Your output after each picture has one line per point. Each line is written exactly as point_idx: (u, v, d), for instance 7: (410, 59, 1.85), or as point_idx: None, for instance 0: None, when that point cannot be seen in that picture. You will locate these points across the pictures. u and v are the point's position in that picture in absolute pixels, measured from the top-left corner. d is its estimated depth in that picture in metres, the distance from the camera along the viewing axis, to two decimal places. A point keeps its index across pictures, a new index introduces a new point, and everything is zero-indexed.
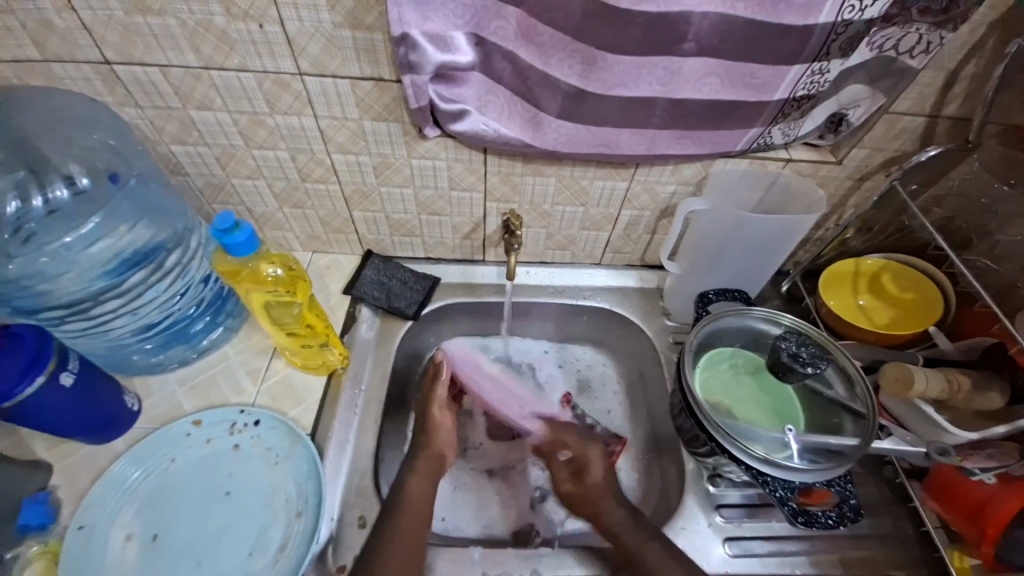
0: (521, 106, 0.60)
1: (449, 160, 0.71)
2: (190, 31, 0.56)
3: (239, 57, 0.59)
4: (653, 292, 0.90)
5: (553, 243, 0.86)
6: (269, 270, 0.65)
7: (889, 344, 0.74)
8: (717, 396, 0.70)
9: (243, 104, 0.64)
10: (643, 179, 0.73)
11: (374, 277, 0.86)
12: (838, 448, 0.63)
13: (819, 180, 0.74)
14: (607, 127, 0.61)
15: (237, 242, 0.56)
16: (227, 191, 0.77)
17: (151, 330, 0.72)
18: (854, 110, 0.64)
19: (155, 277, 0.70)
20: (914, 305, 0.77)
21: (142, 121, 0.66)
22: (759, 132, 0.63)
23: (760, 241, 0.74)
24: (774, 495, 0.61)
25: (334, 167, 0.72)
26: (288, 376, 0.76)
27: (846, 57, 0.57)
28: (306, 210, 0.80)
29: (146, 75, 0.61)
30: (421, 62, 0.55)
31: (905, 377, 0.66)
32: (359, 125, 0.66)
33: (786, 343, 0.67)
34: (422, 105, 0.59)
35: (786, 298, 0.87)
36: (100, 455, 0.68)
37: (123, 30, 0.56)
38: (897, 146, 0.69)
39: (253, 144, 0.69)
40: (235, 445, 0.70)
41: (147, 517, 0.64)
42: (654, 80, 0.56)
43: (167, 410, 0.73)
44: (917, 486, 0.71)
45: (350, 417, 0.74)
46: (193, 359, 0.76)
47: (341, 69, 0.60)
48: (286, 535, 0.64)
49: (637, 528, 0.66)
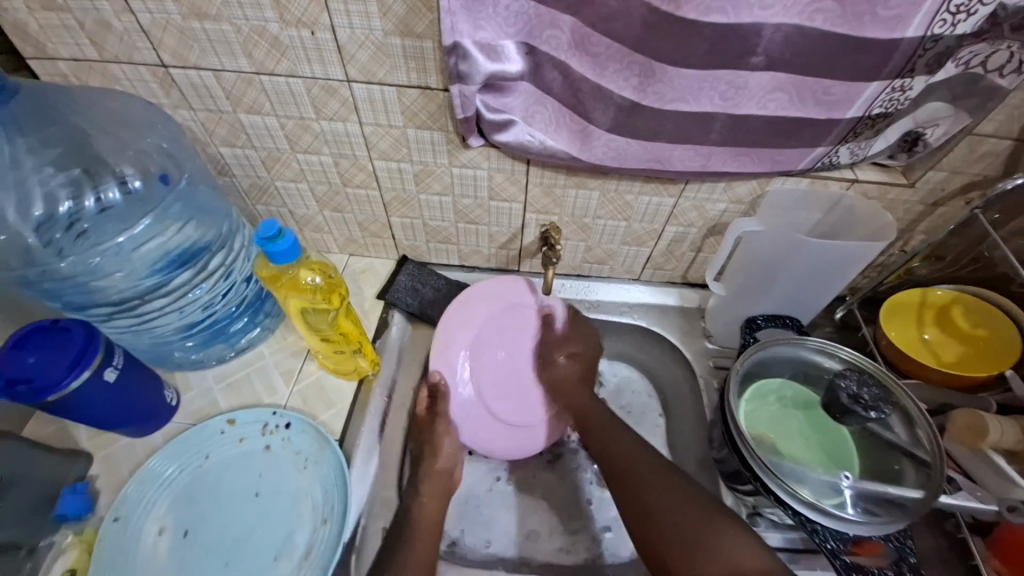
0: (570, 118, 0.58)
1: (491, 170, 0.69)
2: (245, 37, 0.57)
3: (289, 62, 0.59)
4: (694, 312, 0.86)
5: (592, 256, 0.83)
6: (309, 278, 0.65)
7: (956, 385, 0.67)
8: (762, 429, 0.66)
9: (290, 109, 0.64)
10: (692, 196, 0.70)
11: (408, 283, 0.85)
12: (898, 500, 0.58)
13: (886, 204, 0.68)
14: (660, 142, 0.58)
15: (280, 249, 0.56)
16: (271, 193, 0.77)
17: (193, 329, 0.73)
18: (932, 129, 0.59)
19: (199, 277, 0.71)
20: (986, 343, 0.70)
21: (193, 123, 0.67)
22: (825, 151, 0.59)
23: (817, 267, 0.69)
24: (824, 546, 0.56)
25: (375, 173, 0.72)
26: (320, 379, 0.76)
27: (931, 74, 0.52)
28: (345, 214, 0.80)
29: (200, 79, 0.62)
30: (470, 72, 0.53)
31: (977, 425, 0.62)
32: (403, 133, 0.65)
33: (845, 382, 0.61)
34: (469, 115, 0.58)
35: (839, 326, 0.81)
36: (139, 447, 0.70)
37: (180, 35, 0.57)
38: (978, 170, 0.63)
39: (298, 148, 0.70)
40: (266, 446, 0.70)
41: (178, 513, 0.65)
42: (716, 94, 0.53)
43: (204, 406, 0.74)
44: (981, 543, 0.63)
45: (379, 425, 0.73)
46: (230, 357, 0.78)
47: (388, 77, 0.59)
48: (310, 541, 0.63)
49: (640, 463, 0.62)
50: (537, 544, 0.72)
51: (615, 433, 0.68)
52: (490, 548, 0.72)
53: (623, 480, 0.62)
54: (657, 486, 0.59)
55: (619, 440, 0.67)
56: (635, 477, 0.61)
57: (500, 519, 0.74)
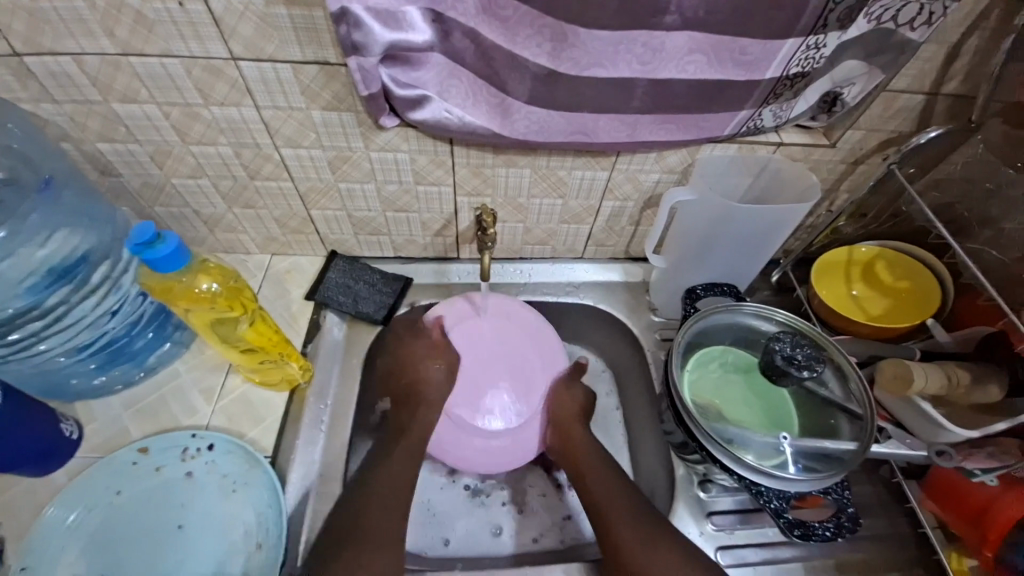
0: (487, 90, 0.54)
1: (412, 152, 0.64)
2: (102, 13, 0.49)
3: (161, 41, 0.51)
4: (638, 286, 0.85)
5: (531, 237, 0.80)
6: (204, 286, 0.58)
7: (885, 338, 0.70)
8: (707, 396, 0.66)
9: (173, 95, 0.56)
10: (625, 168, 0.68)
11: (339, 280, 0.79)
12: (835, 453, 0.59)
13: (811, 165, 0.69)
14: (583, 112, 0.55)
15: (160, 256, 0.51)
16: (168, 193, 0.69)
17: (86, 351, 0.66)
18: (849, 88, 0.59)
19: (80, 295, 0.63)
20: (910, 295, 0.73)
21: (60, 118, 0.58)
22: (748, 115, 0.58)
23: (746, 234, 0.70)
24: (769, 506, 0.58)
25: (285, 163, 0.65)
26: (245, 393, 0.70)
27: (844, 30, 0.52)
28: (259, 210, 0.73)
29: (58, 66, 0.53)
30: (367, 42, 0.48)
31: (903, 375, 0.63)
32: (308, 115, 0.59)
33: (779, 345, 0.62)
34: (374, 91, 0.52)
35: (776, 288, 0.83)
36: (40, 490, 0.62)
37: (26, 16, 0.48)
38: (895, 126, 0.65)
39: (191, 140, 0.62)
40: (186, 473, 0.64)
41: (92, 557, 0.59)
42: (633, 58, 0.50)
43: (112, 436, 0.66)
44: (915, 486, 0.68)
45: (315, 435, 0.68)
46: (139, 379, 0.70)
47: (280, 53, 0.53)
48: (246, 569, 0.59)
49: (607, 476, 0.64)
50: (500, 540, 0.70)
51: (586, 457, 0.67)
52: (455, 549, 0.69)
53: (600, 517, 0.61)
54: (622, 505, 0.61)
55: (585, 462, 0.66)
56: (613, 525, 0.59)
57: (460, 520, 0.71)
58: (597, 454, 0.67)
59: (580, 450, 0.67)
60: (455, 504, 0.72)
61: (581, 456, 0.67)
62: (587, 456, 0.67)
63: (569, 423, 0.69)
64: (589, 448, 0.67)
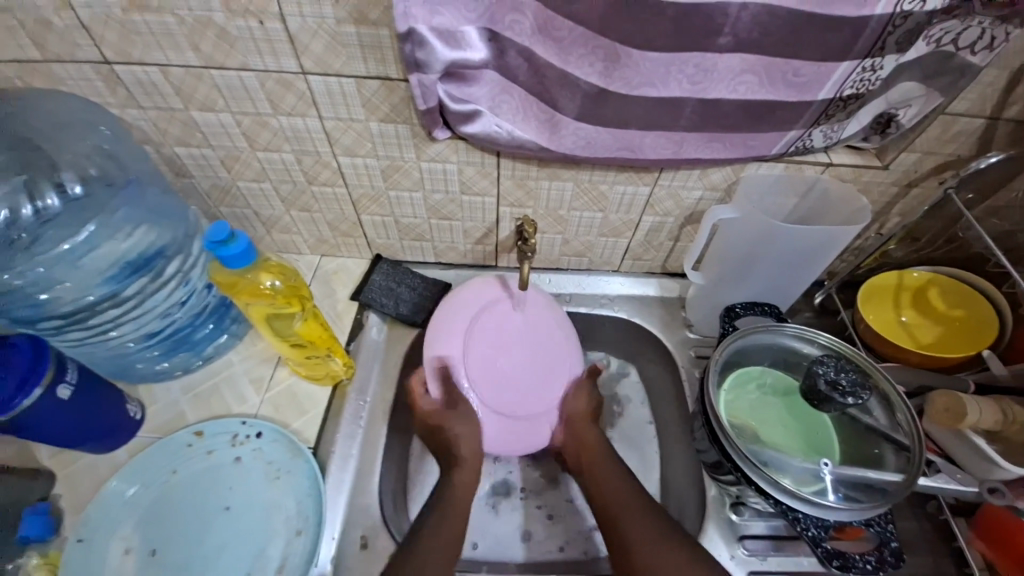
0: (538, 107, 0.56)
1: (460, 164, 0.67)
2: (190, 29, 0.53)
3: (240, 56, 0.56)
4: (675, 301, 0.85)
5: (569, 249, 0.81)
6: (267, 283, 0.62)
7: (935, 367, 0.68)
8: (743, 417, 0.65)
9: (245, 105, 0.61)
10: (668, 184, 0.68)
11: (382, 282, 0.83)
12: (878, 484, 0.58)
13: (861, 187, 0.68)
14: (630, 130, 0.57)
15: (233, 254, 0.55)
16: (232, 194, 0.74)
17: (154, 338, 0.71)
18: (904, 110, 0.58)
19: (154, 285, 0.69)
20: (964, 324, 0.71)
21: (143, 122, 0.64)
22: (797, 135, 0.58)
23: (791, 254, 0.69)
24: (806, 534, 0.56)
25: (341, 170, 0.69)
26: (292, 385, 0.74)
27: (902, 53, 0.51)
28: (313, 213, 0.77)
29: (146, 75, 0.58)
30: (428, 60, 0.51)
31: (955, 408, 0.61)
32: (366, 126, 0.63)
33: (823, 368, 0.60)
34: (431, 106, 0.55)
35: (819, 311, 0.81)
36: (104, 464, 0.68)
37: (122, 29, 0.54)
38: (952, 150, 0.63)
39: (257, 146, 0.66)
40: (235, 458, 0.68)
41: (147, 530, 0.63)
42: (684, 78, 0.51)
43: (170, 418, 0.71)
44: (963, 526, 0.65)
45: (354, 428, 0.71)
46: (197, 366, 0.75)
47: (346, 68, 0.56)
48: (285, 554, 0.61)
49: (616, 479, 0.66)
50: (528, 547, 0.70)
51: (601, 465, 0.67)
52: (482, 552, 0.70)
53: (609, 520, 0.63)
54: (632, 510, 0.62)
55: (598, 468, 0.67)
56: (624, 527, 0.61)
57: (489, 523, 0.72)
58: (608, 456, 0.69)
59: (592, 454, 0.68)
60: (483, 507, 0.73)
61: (592, 456, 0.69)
62: (597, 457, 0.68)
63: (581, 423, 0.70)
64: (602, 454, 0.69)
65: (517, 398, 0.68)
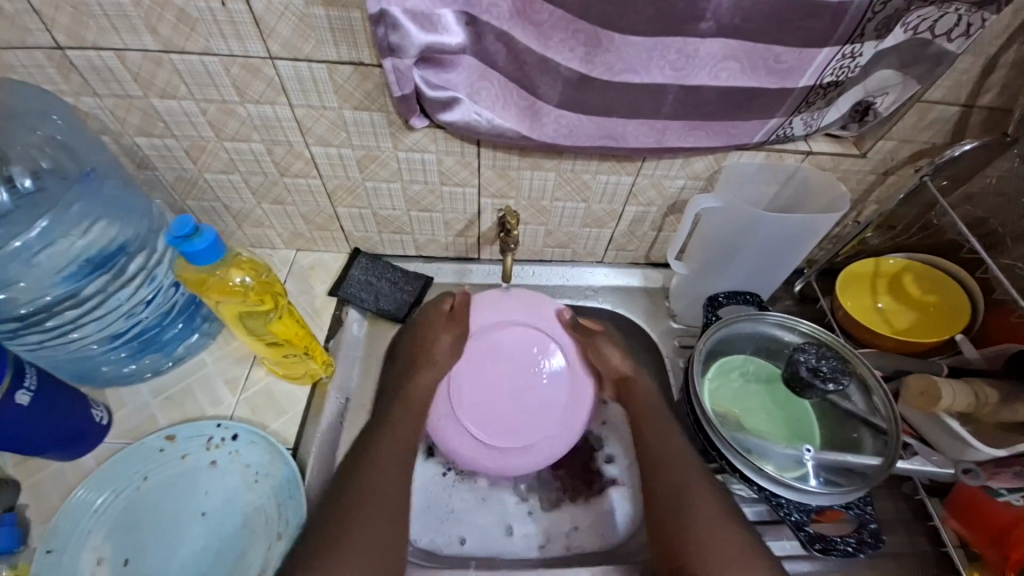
0: (518, 93, 0.54)
1: (440, 153, 0.65)
2: (147, 10, 0.50)
3: (202, 40, 0.53)
4: (658, 292, 0.85)
5: (552, 240, 0.80)
6: (238, 279, 0.60)
7: (910, 352, 0.69)
8: (727, 405, 0.65)
9: (210, 92, 0.58)
10: (650, 173, 0.68)
11: (361, 277, 0.80)
12: (858, 468, 0.59)
13: (839, 175, 0.68)
14: (613, 118, 0.56)
15: (198, 249, 0.52)
16: (200, 187, 0.71)
17: (119, 339, 0.68)
18: (882, 98, 0.58)
19: (117, 284, 0.65)
20: (937, 309, 0.72)
21: (101, 111, 0.60)
22: (778, 123, 0.58)
23: (772, 243, 0.69)
24: (789, 518, 0.57)
25: (314, 160, 0.67)
26: (269, 385, 0.71)
27: (881, 39, 0.51)
28: (287, 206, 0.74)
29: (101, 61, 0.55)
30: (402, 44, 0.49)
31: (930, 392, 0.62)
32: (339, 114, 0.60)
33: (805, 356, 0.61)
34: (406, 93, 0.53)
35: (798, 298, 0.82)
36: (70, 472, 0.64)
37: (73, 12, 0.50)
38: (928, 138, 0.64)
39: (224, 135, 0.63)
40: (211, 462, 0.65)
41: (118, 540, 0.60)
42: (666, 64, 0.50)
43: (140, 423, 0.68)
44: (937, 504, 0.67)
45: (365, 426, 0.69)
46: (167, 367, 0.72)
47: (316, 53, 0.54)
48: (266, 559, 0.60)
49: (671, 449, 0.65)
50: (511, 540, 0.70)
51: (655, 437, 0.67)
52: (469, 548, 0.69)
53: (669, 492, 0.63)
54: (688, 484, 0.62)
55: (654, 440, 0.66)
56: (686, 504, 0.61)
57: (474, 518, 0.71)
58: (668, 428, 0.67)
59: (658, 428, 0.67)
60: (469, 502, 0.72)
61: (649, 427, 0.68)
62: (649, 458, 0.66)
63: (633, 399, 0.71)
64: (660, 425, 0.68)
65: (512, 414, 0.71)
